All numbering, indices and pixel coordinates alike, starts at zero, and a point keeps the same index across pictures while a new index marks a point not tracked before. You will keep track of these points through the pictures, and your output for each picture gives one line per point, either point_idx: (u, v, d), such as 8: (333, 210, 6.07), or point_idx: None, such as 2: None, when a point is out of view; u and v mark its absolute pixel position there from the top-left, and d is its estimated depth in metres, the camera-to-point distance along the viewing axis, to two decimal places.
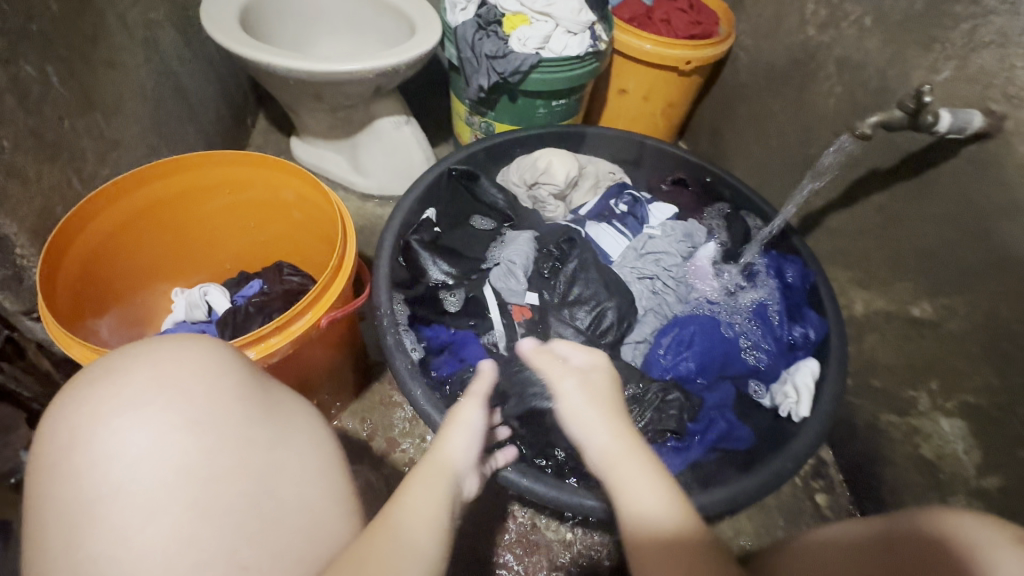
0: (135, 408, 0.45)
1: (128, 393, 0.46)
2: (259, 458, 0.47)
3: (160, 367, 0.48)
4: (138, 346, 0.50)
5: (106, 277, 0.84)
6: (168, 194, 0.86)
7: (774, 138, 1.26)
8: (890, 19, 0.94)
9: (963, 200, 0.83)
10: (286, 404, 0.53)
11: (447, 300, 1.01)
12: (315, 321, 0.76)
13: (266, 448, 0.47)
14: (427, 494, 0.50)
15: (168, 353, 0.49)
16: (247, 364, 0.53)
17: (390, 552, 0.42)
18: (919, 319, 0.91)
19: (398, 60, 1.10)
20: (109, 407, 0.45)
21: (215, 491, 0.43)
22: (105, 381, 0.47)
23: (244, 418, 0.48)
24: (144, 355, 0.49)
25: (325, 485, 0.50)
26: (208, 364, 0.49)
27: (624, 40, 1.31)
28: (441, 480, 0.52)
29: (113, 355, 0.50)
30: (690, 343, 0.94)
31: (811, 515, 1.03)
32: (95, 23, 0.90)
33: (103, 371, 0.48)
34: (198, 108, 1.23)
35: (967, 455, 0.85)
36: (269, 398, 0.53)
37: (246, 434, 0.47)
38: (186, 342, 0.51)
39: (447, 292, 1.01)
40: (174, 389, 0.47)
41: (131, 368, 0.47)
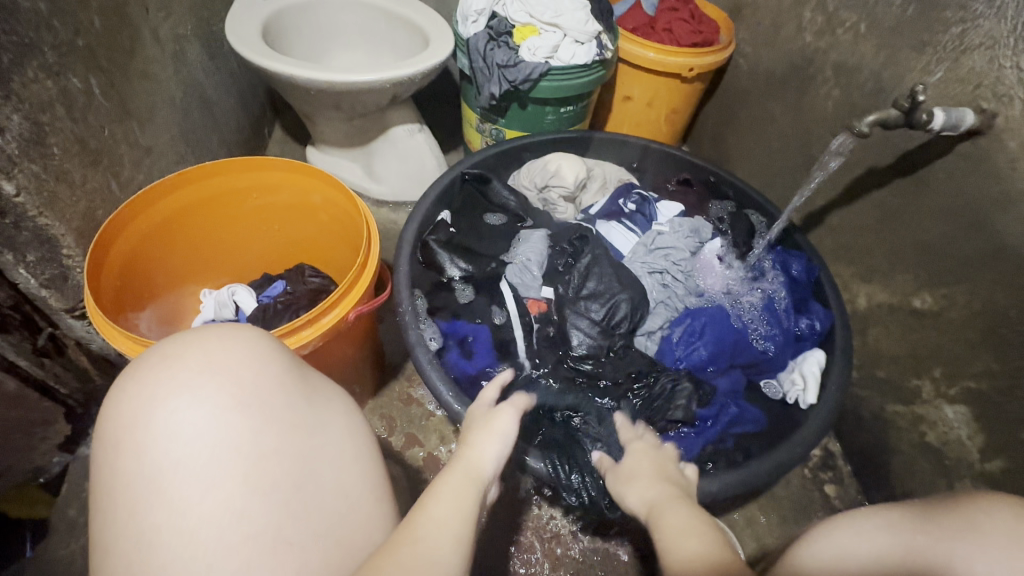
0: (190, 391, 0.48)
1: (182, 377, 0.49)
2: (301, 439, 0.49)
3: (211, 354, 0.51)
4: (189, 334, 0.53)
5: (142, 276, 0.88)
6: (201, 197, 0.90)
7: (775, 140, 1.30)
8: (884, 25, 0.99)
9: (959, 194, 0.86)
10: (325, 391, 0.56)
11: (460, 292, 1.06)
12: (343, 315, 0.79)
13: (310, 432, 0.50)
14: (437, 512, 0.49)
15: (217, 341, 0.52)
16: (289, 353, 0.56)
17: (408, 556, 0.43)
18: (921, 310, 0.94)
19: (415, 69, 1.16)
20: (165, 390, 0.48)
21: (264, 470, 0.46)
22: (159, 366, 0.50)
23: (288, 403, 0.51)
24: (195, 342, 0.52)
25: (361, 472, 0.53)
26: (255, 352, 0.52)
27: (628, 49, 1.36)
28: (468, 485, 0.53)
29: (166, 342, 0.53)
30: (701, 334, 0.97)
31: (821, 505, 1.06)
32: (131, 37, 0.95)
33: (158, 356, 0.51)
34: (220, 118, 1.28)
35: (971, 439, 0.88)
36: (305, 382, 0.55)
37: (291, 418, 0.50)
38: (234, 331, 0.54)
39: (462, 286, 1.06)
40: (224, 373, 0.49)
41: (185, 354, 0.50)
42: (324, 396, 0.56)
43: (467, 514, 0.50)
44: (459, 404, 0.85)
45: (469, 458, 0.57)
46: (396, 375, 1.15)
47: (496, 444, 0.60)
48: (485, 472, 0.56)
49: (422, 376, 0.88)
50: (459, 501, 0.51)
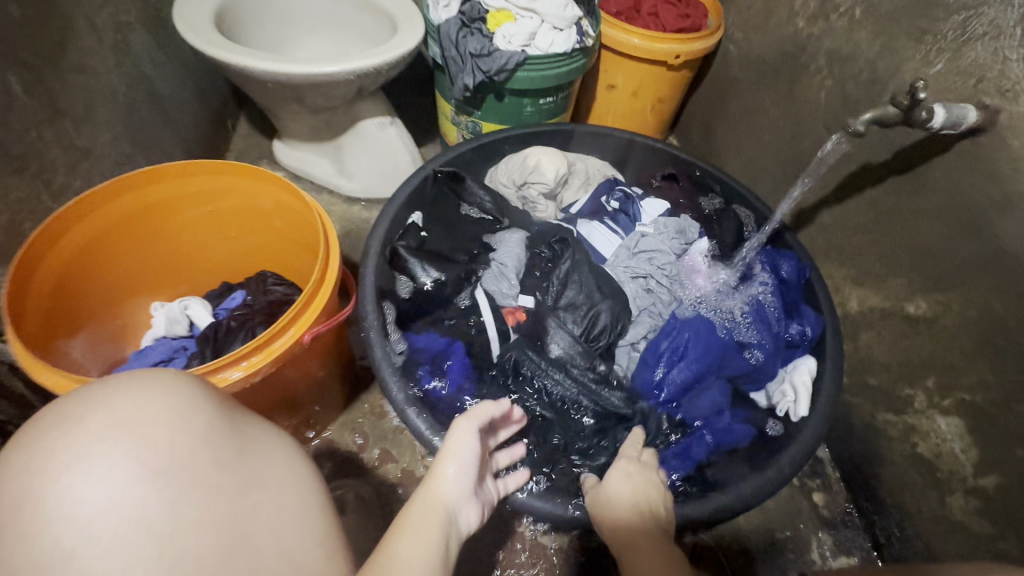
0: (93, 459, 0.42)
1: (80, 446, 0.42)
2: (229, 500, 0.45)
3: (117, 415, 0.45)
4: (90, 390, 0.47)
5: (78, 295, 0.81)
6: (141, 206, 0.83)
7: (765, 133, 1.24)
8: (881, 10, 0.92)
9: (958, 195, 0.81)
10: (257, 440, 0.52)
11: (400, 284, 0.99)
12: (297, 338, 0.73)
13: (243, 491, 0.46)
14: (415, 539, 0.48)
15: (125, 397, 0.46)
16: (215, 402, 0.52)
17: None
18: (914, 315, 0.90)
19: (380, 60, 1.07)
20: (62, 461, 0.41)
21: (186, 541, 0.41)
22: (52, 433, 0.43)
23: (215, 461, 0.46)
24: (99, 401, 0.45)
25: (305, 526, 0.48)
26: (172, 407, 0.47)
27: (610, 35, 1.28)
28: (434, 514, 0.53)
29: (62, 402, 0.46)
30: (684, 352, 0.91)
31: (809, 515, 1.03)
32: (60, 26, 0.86)
33: (51, 420, 0.44)
34: (174, 113, 1.19)
35: (964, 453, 0.83)
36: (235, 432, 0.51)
37: (216, 478, 0.45)
38: (146, 382, 0.48)
39: (408, 279, 0.99)
40: (136, 434, 0.44)
41: (85, 417, 0.44)
42: (259, 444, 0.52)
43: (432, 543, 0.48)
44: (430, 429, 0.80)
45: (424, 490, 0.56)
46: (369, 387, 1.09)
47: (451, 462, 0.60)
48: (448, 495, 0.56)
49: (387, 396, 0.83)
50: (425, 531, 0.49)
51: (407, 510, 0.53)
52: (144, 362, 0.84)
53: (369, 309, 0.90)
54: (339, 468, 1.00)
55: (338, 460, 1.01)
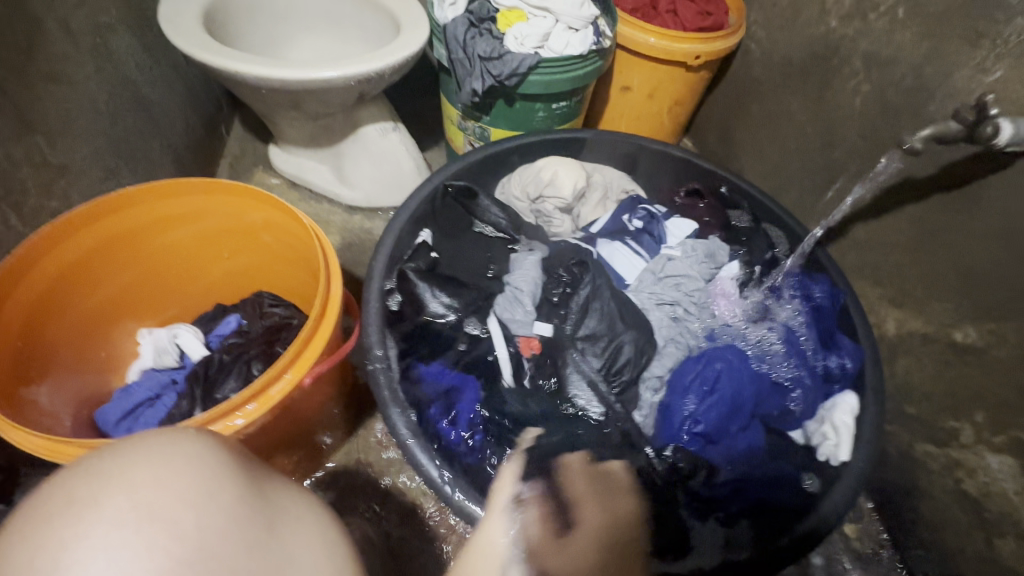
0: (113, 550, 0.36)
1: (97, 535, 0.36)
2: None
3: (137, 494, 0.38)
4: (110, 460, 0.40)
5: (55, 328, 0.75)
6: (122, 229, 0.77)
7: (791, 139, 1.17)
8: (927, 11, 0.85)
9: (1017, 216, 0.74)
10: (291, 509, 0.44)
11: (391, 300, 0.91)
12: (297, 382, 0.67)
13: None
14: None
15: (146, 469, 0.39)
16: (242, 464, 0.44)
17: None
18: (961, 344, 0.83)
19: (382, 63, 0.99)
20: (72, 557, 0.35)
21: None
22: (63, 517, 0.36)
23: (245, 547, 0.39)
24: (115, 475, 0.39)
25: None
26: (197, 480, 0.40)
27: (626, 34, 1.20)
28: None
29: (74, 470, 0.40)
30: (715, 383, 0.84)
31: (841, 549, 0.96)
32: (30, 32, 0.78)
33: (63, 502, 0.37)
34: (162, 120, 1.11)
35: (1019, 495, 0.77)
36: (267, 500, 0.43)
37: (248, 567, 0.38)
38: (170, 449, 0.41)
39: (395, 297, 0.91)
40: (159, 518, 0.37)
41: (99, 497, 0.37)
42: (292, 511, 0.45)
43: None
44: (445, 477, 0.74)
45: None
46: (372, 416, 1.02)
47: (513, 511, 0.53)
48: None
49: (396, 440, 0.76)
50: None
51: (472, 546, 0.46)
52: (132, 401, 0.78)
53: (374, 340, 0.82)
54: (341, 505, 0.93)
55: (340, 496, 0.94)
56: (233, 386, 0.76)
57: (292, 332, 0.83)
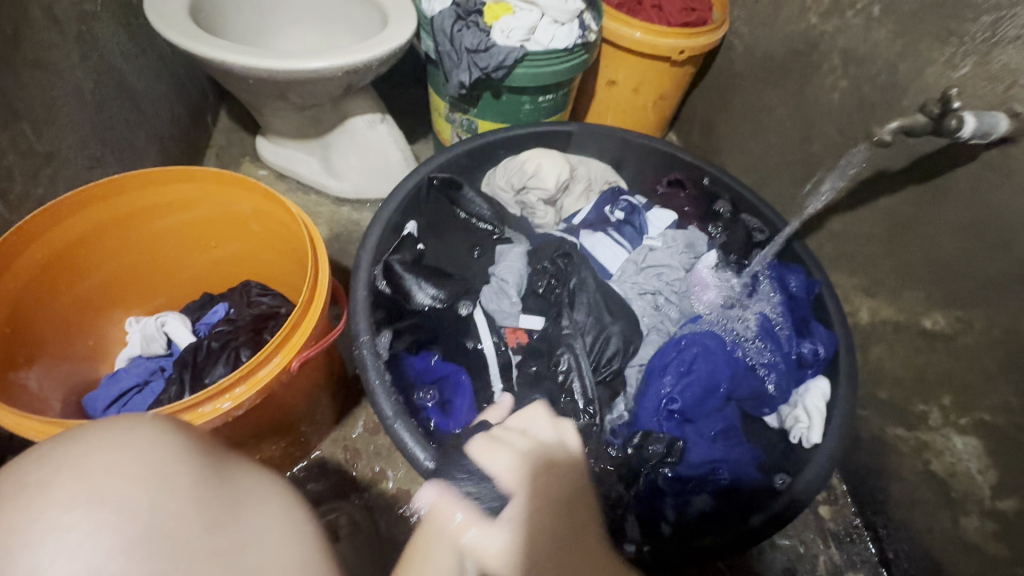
0: (62, 536, 0.34)
1: (47, 518, 0.35)
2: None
3: (89, 478, 0.36)
4: (62, 445, 0.38)
5: (42, 315, 0.75)
6: (109, 217, 0.77)
7: (772, 133, 1.19)
8: (901, 9, 0.87)
9: (982, 207, 0.77)
10: (257, 489, 0.42)
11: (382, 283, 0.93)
12: (285, 365, 0.69)
13: (245, 561, 0.37)
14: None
15: (101, 453, 0.38)
16: (205, 447, 0.43)
17: None
18: (931, 331, 0.86)
19: (370, 55, 1.00)
20: (23, 539, 0.34)
21: None
22: (12, 503, 0.35)
23: (204, 530, 0.38)
24: (68, 460, 0.37)
25: None
26: (156, 464, 0.39)
27: (611, 29, 1.22)
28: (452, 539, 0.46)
29: (24, 457, 0.38)
30: (691, 365, 0.88)
31: (815, 529, 1.00)
32: (14, 18, 0.78)
33: (13, 487, 0.36)
34: (149, 110, 1.11)
35: (982, 474, 0.81)
36: (231, 482, 0.42)
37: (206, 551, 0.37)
38: (126, 433, 0.40)
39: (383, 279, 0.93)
40: (115, 501, 0.36)
41: (49, 482, 0.36)
42: (258, 491, 0.42)
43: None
44: (428, 459, 0.75)
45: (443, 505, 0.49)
46: (360, 404, 1.03)
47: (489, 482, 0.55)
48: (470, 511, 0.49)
49: (381, 421, 0.78)
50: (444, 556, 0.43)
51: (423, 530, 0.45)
52: (120, 387, 0.79)
53: (363, 328, 0.83)
54: (331, 491, 0.94)
55: (330, 481, 0.95)
56: (221, 372, 0.77)
57: (280, 320, 0.83)
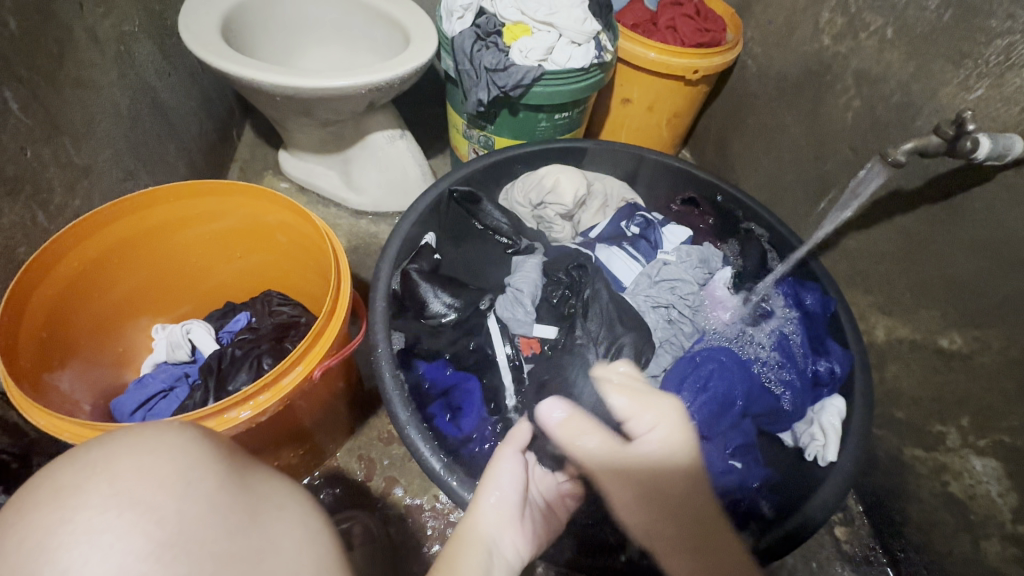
0: (94, 539, 0.35)
1: (79, 520, 0.36)
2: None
3: (119, 481, 0.38)
4: (93, 450, 0.40)
5: (74, 323, 0.78)
6: (141, 228, 0.81)
7: (786, 152, 1.20)
8: (914, 32, 0.89)
9: (998, 227, 0.78)
10: (275, 499, 0.44)
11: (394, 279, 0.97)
12: (306, 374, 0.70)
13: (266, 563, 0.39)
14: None
15: (131, 458, 0.40)
16: (227, 455, 0.44)
17: None
18: (948, 350, 0.86)
19: (392, 73, 1.03)
20: (58, 540, 0.35)
21: None
22: (48, 504, 0.36)
23: (227, 535, 0.38)
24: (99, 465, 0.39)
25: None
26: (182, 469, 0.40)
27: (627, 49, 1.24)
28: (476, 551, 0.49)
29: (58, 464, 0.39)
30: (707, 381, 0.88)
31: (831, 550, 0.99)
32: (60, 40, 0.83)
33: (47, 490, 0.37)
34: (178, 125, 1.15)
35: (1002, 497, 0.80)
36: (251, 490, 0.43)
37: (230, 554, 0.38)
38: (155, 439, 0.42)
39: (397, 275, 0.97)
40: (144, 503, 0.37)
41: (83, 485, 0.37)
42: (273, 501, 0.44)
43: None
44: (443, 468, 0.76)
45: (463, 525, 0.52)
46: (376, 412, 1.05)
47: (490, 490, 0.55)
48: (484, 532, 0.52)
49: (398, 430, 0.79)
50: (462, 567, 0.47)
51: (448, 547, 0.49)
52: (147, 392, 0.81)
53: (381, 338, 0.85)
54: (345, 498, 0.95)
55: (346, 488, 0.96)
56: (244, 379, 0.79)
57: (301, 330, 0.86)
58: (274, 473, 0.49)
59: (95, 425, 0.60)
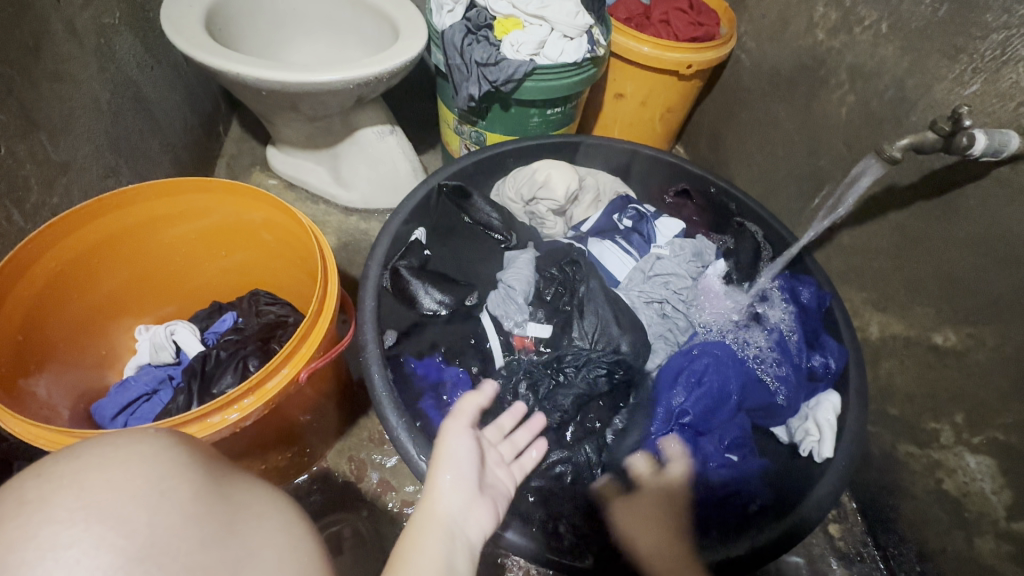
0: (59, 555, 0.33)
1: (45, 534, 0.34)
2: None
3: (88, 493, 0.36)
4: (60, 461, 0.38)
5: (52, 325, 0.75)
6: (121, 227, 0.78)
7: (780, 147, 1.20)
8: (909, 26, 0.88)
9: (993, 224, 0.77)
10: (252, 507, 0.42)
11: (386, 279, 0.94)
12: (293, 377, 0.69)
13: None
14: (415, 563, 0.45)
15: (102, 467, 0.38)
16: (203, 461, 0.43)
17: None
18: (942, 347, 0.86)
19: (381, 67, 1.01)
20: (19, 556, 0.33)
21: None
22: (11, 518, 0.34)
23: (200, 546, 0.37)
24: (67, 475, 0.37)
25: None
26: (155, 479, 0.38)
27: (620, 43, 1.22)
28: (439, 538, 0.49)
29: (24, 474, 0.37)
30: (701, 377, 0.87)
31: (825, 547, 0.98)
32: (35, 31, 0.80)
33: (9, 504, 0.35)
34: (162, 120, 1.12)
35: (996, 494, 0.80)
36: (227, 497, 0.41)
37: (203, 567, 0.36)
38: (128, 446, 0.40)
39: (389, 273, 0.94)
40: (113, 516, 0.35)
41: (49, 498, 0.35)
42: (252, 508, 0.42)
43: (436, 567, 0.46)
44: (435, 470, 0.75)
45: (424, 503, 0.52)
46: (367, 412, 1.03)
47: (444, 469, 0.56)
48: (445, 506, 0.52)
49: (388, 432, 0.77)
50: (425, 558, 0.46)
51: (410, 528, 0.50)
52: (129, 396, 0.79)
53: (370, 338, 0.84)
54: (335, 500, 0.94)
55: (335, 489, 0.95)
56: (230, 382, 0.77)
57: (288, 329, 0.84)
58: (253, 479, 0.47)
59: (71, 432, 0.58)
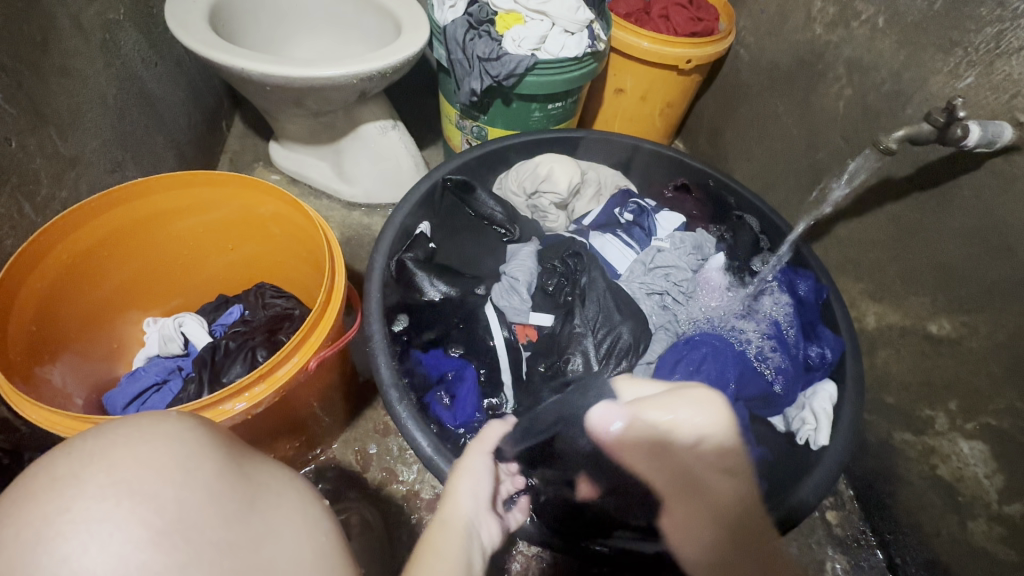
0: (91, 531, 0.35)
1: (77, 509, 0.35)
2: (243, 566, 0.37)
3: (116, 470, 0.37)
4: (88, 439, 0.39)
5: (64, 317, 0.76)
6: (131, 220, 0.79)
7: (778, 140, 1.21)
8: (905, 20, 0.89)
9: (986, 215, 0.79)
10: (271, 486, 0.44)
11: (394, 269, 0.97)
12: (302, 365, 0.70)
13: (265, 551, 0.39)
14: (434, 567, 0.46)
15: (128, 447, 0.39)
16: (224, 444, 0.44)
17: None
18: (936, 336, 0.87)
19: (385, 62, 1.02)
20: (55, 530, 0.34)
21: None
22: (44, 494, 0.36)
23: (224, 525, 0.38)
24: (94, 455, 0.38)
25: None
26: (179, 457, 0.40)
27: (620, 38, 1.24)
28: (457, 536, 0.51)
29: (53, 454, 0.38)
30: (700, 364, 0.89)
31: (822, 533, 1.00)
32: (43, 27, 0.81)
33: (42, 481, 0.37)
34: (166, 115, 1.13)
35: (988, 479, 0.81)
36: (249, 479, 0.43)
37: (227, 544, 0.37)
38: (153, 427, 0.41)
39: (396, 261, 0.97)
40: (140, 492, 0.37)
41: (80, 475, 0.37)
42: (273, 491, 0.43)
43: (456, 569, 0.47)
44: (441, 458, 0.76)
45: (445, 509, 0.54)
46: (372, 403, 1.04)
47: (468, 478, 0.57)
48: (465, 512, 0.54)
49: (396, 421, 0.79)
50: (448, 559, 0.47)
51: (429, 531, 0.51)
52: (140, 386, 0.81)
53: (376, 328, 0.85)
54: (342, 489, 0.96)
55: (341, 479, 0.96)
56: (240, 371, 0.79)
57: (295, 321, 0.85)
58: (271, 460, 0.48)
59: (88, 418, 0.59)
